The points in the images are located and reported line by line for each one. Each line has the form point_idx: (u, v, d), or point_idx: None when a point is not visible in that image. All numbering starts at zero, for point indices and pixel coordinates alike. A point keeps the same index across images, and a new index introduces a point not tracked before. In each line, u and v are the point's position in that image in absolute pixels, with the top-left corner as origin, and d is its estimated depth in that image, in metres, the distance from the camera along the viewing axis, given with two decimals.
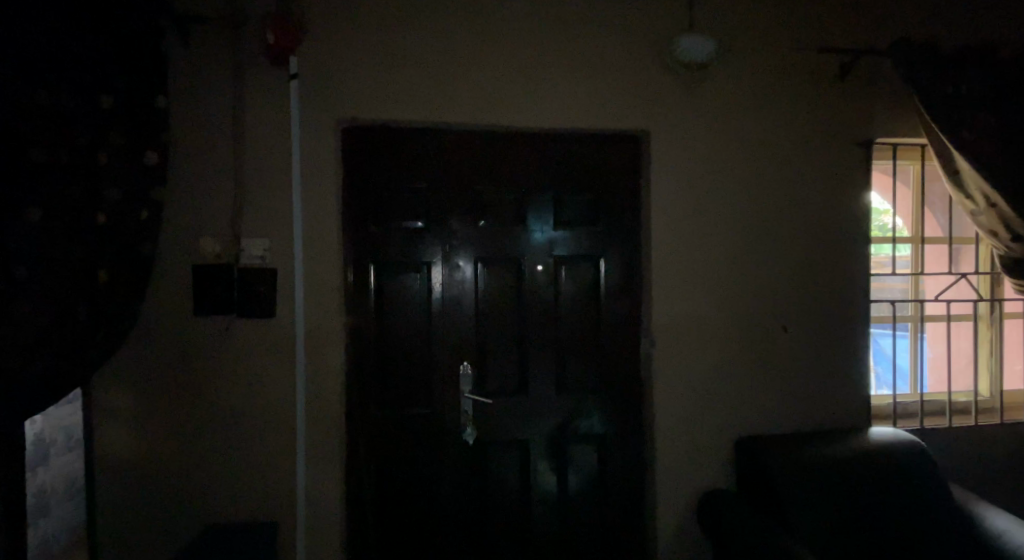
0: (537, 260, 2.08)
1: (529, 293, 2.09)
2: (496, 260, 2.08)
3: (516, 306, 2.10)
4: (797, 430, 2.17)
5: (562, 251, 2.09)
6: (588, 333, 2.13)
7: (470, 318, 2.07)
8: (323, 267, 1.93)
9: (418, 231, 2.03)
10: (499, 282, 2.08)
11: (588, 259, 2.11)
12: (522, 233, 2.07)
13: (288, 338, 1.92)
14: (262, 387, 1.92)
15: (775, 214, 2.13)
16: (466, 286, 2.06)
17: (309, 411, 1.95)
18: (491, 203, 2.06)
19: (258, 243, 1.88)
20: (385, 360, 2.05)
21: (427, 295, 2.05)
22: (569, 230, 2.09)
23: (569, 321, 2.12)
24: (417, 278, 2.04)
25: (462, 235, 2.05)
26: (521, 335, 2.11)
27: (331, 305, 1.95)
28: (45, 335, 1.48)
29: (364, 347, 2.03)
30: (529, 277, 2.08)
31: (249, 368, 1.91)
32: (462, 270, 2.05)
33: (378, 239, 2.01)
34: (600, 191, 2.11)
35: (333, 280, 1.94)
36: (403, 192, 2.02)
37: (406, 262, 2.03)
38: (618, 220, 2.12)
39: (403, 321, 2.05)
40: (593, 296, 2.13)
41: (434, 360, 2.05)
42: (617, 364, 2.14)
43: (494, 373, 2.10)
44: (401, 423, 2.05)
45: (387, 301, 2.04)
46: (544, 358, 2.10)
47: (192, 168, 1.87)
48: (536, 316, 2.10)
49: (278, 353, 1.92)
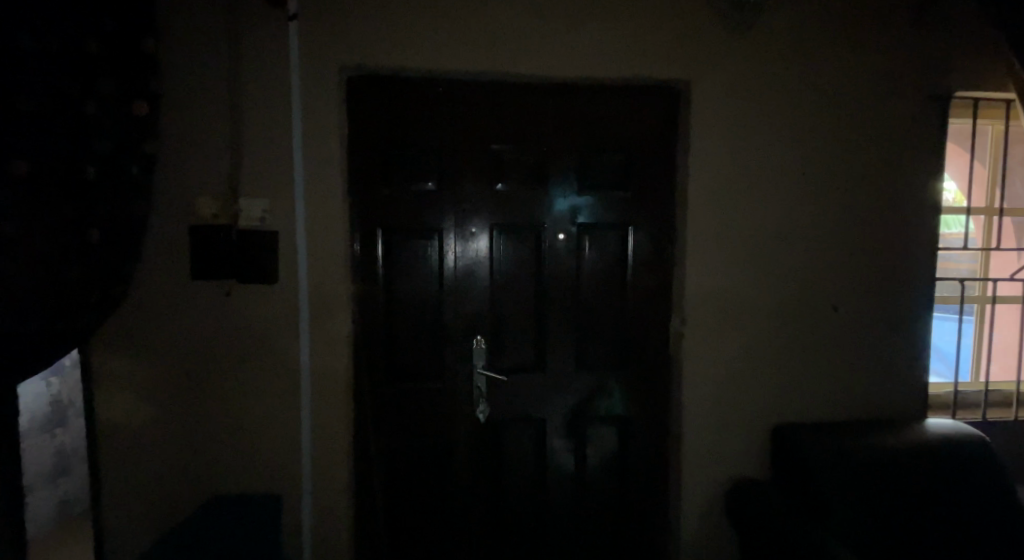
0: (558, 228, 1.90)
1: (550, 264, 1.92)
2: (514, 227, 1.90)
3: (535, 277, 1.93)
4: (841, 418, 1.98)
5: (586, 217, 1.90)
6: (613, 308, 1.96)
7: (485, 289, 1.92)
8: (326, 230, 1.79)
9: (429, 194, 1.86)
10: (515, 250, 1.91)
11: (616, 227, 1.92)
12: (543, 197, 1.89)
13: (291, 306, 1.80)
14: (264, 356, 1.82)
15: (830, 179, 1.89)
16: (480, 255, 1.90)
17: (315, 382, 1.85)
18: (510, 163, 1.88)
19: (259, 203, 1.74)
20: (394, 331, 1.92)
21: (439, 263, 1.90)
22: (595, 194, 1.90)
23: (592, 294, 1.95)
24: (429, 246, 1.89)
25: (477, 198, 1.87)
26: (540, 308, 1.95)
27: (336, 272, 1.81)
28: (40, 298, 1.38)
29: (372, 317, 1.90)
30: (549, 247, 1.91)
31: (251, 337, 1.80)
32: (477, 238, 1.89)
33: (385, 201, 1.85)
34: (632, 151, 1.90)
35: (339, 243, 1.80)
36: (413, 150, 1.85)
37: (417, 228, 1.87)
38: (650, 184, 1.91)
39: (414, 290, 1.91)
40: (620, 267, 1.94)
41: (446, 333, 1.92)
42: (644, 342, 1.96)
43: (510, 348, 1.95)
44: (410, 398, 1.94)
45: (397, 268, 1.90)
46: (564, 333, 1.95)
47: (186, 120, 1.72)
48: (555, 289, 1.93)
49: (279, 321, 1.80)
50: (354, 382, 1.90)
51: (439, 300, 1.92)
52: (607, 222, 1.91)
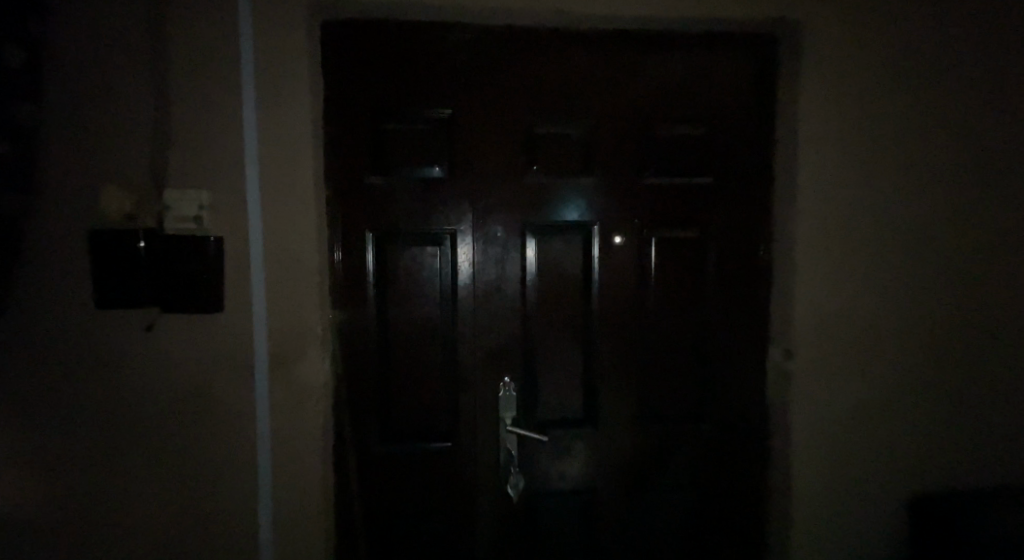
0: (614, 229, 1.39)
1: (603, 278, 1.40)
2: (553, 228, 1.39)
3: (581, 296, 1.42)
4: (996, 481, 1.47)
5: (652, 214, 1.39)
6: (688, 337, 1.44)
7: (514, 314, 1.40)
8: (292, 235, 1.27)
9: (437, 185, 1.35)
10: (554, 260, 1.40)
11: (694, 227, 1.40)
12: (593, 188, 1.38)
13: (241, 345, 1.25)
14: (204, 417, 1.25)
15: (980, 156, 1.40)
16: (507, 267, 1.38)
17: (277, 451, 1.30)
18: (547, 140, 1.37)
19: (193, 196, 1.20)
20: (390, 373, 1.40)
21: (451, 279, 1.38)
22: (664, 181, 1.38)
23: (660, 318, 1.43)
24: (438, 256, 1.37)
25: (501, 190, 1.36)
26: (588, 338, 1.43)
27: (307, 294, 1.29)
28: None
29: (358, 356, 1.37)
30: (601, 254, 1.40)
31: (182, 392, 1.24)
32: (504, 245, 1.38)
33: (377, 194, 1.34)
34: (712, 123, 1.39)
35: (310, 253, 1.28)
36: (413, 123, 1.34)
37: (421, 230, 1.36)
38: (740, 168, 1.39)
39: (416, 317, 1.39)
40: (698, 281, 1.42)
41: (461, 374, 1.40)
42: (731, 382, 1.45)
43: (550, 393, 1.44)
44: (414, 464, 1.40)
45: (393, 286, 1.38)
46: (623, 371, 1.43)
47: (85, 79, 1.18)
48: (610, 312, 1.41)
49: (224, 366, 1.25)
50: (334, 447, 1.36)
51: (451, 329, 1.40)
52: (681, 220, 1.40)
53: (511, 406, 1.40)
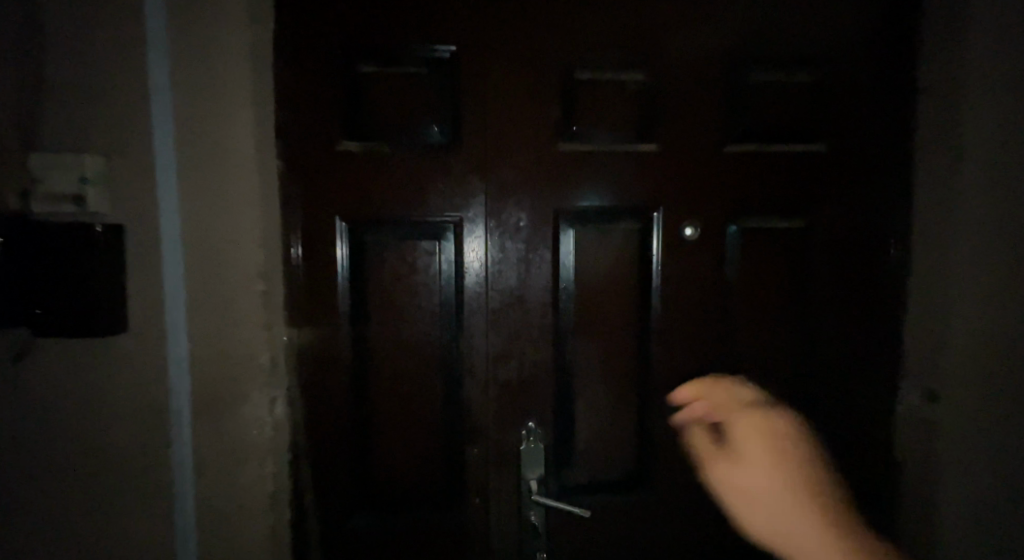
0: (686, 218, 0.99)
1: (670, 286, 1.00)
2: (602, 215, 0.98)
3: (638, 312, 1.01)
4: None
5: (741, 197, 0.99)
6: (787, 368, 1.03)
7: (542, 336, 1.01)
8: (227, 226, 0.86)
9: (438, 155, 0.95)
10: (601, 261, 1.00)
11: (797, 215, 1.00)
12: (660, 160, 0.97)
13: (152, 389, 0.84)
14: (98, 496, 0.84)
15: None
16: (535, 271, 0.99)
17: (206, 535, 0.91)
18: (596, 91, 0.95)
19: (69, 161, 0.77)
20: (371, 416, 1.02)
21: (456, 286, 0.99)
22: (759, 151, 0.98)
23: (747, 343, 1.03)
24: (438, 255, 0.98)
25: (529, 161, 0.96)
26: (646, 370, 1.03)
27: (247, 310, 0.89)
28: None
29: (326, 392, 0.99)
30: (667, 253, 0.99)
31: (50, 460, 0.82)
32: (531, 240, 0.98)
33: (351, 166, 0.94)
34: (829, 68, 0.98)
35: (251, 251, 0.88)
36: (402, 64, 0.94)
37: (413, 219, 0.96)
38: (864, 132, 0.99)
39: (407, 339, 1.00)
40: (800, 291, 1.02)
41: (469, 418, 1.02)
42: (841, 432, 1.04)
43: (592, 443, 1.04)
44: (403, 540, 1.03)
45: (374, 296, 0.98)
46: (692, 414, 1.04)
47: None
48: (677, 334, 1.02)
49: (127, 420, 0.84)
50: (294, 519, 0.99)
51: (454, 356, 1.01)
52: (782, 206, 0.99)
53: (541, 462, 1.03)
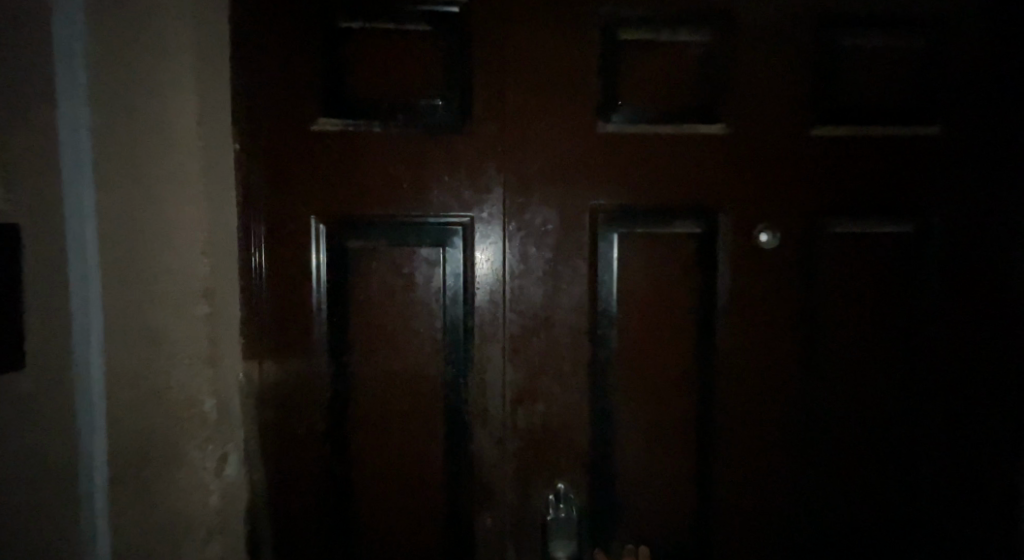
0: (762, 221, 0.77)
1: (740, 308, 0.78)
2: (654, 216, 0.76)
3: (698, 342, 0.79)
4: None
5: (831, 194, 0.78)
6: (887, 414, 0.81)
7: (576, 373, 0.78)
8: (165, 226, 0.63)
9: (446, 140, 0.73)
10: (653, 276, 0.78)
11: (901, 218, 0.79)
12: (730, 147, 0.76)
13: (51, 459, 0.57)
14: None
15: None
16: (566, 288, 0.77)
17: None
18: (650, 59, 0.75)
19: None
20: (354, 477, 0.78)
21: (464, 307, 0.76)
22: (855, 137, 0.77)
23: (836, 381, 0.80)
24: (443, 267, 0.75)
25: (563, 147, 0.75)
26: (708, 417, 0.80)
27: (187, 340, 0.66)
28: None
29: (296, 443, 0.77)
30: (737, 266, 0.78)
31: None
32: (562, 248, 0.76)
33: (328, 149, 0.72)
34: (941, 31, 0.77)
35: (193, 262, 0.66)
36: (397, 20, 0.73)
37: (411, 220, 0.74)
38: (983, 113, 0.78)
39: (402, 377, 0.77)
40: (902, 313, 0.80)
41: (481, 478, 0.79)
42: (958, 497, 0.82)
43: (637, 510, 0.81)
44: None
45: (358, 321, 0.76)
46: (766, 470, 0.81)
47: None
48: (749, 370, 0.79)
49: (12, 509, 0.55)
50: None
51: (462, 398, 0.78)
52: (881, 206, 0.78)
53: (574, 534, 0.80)
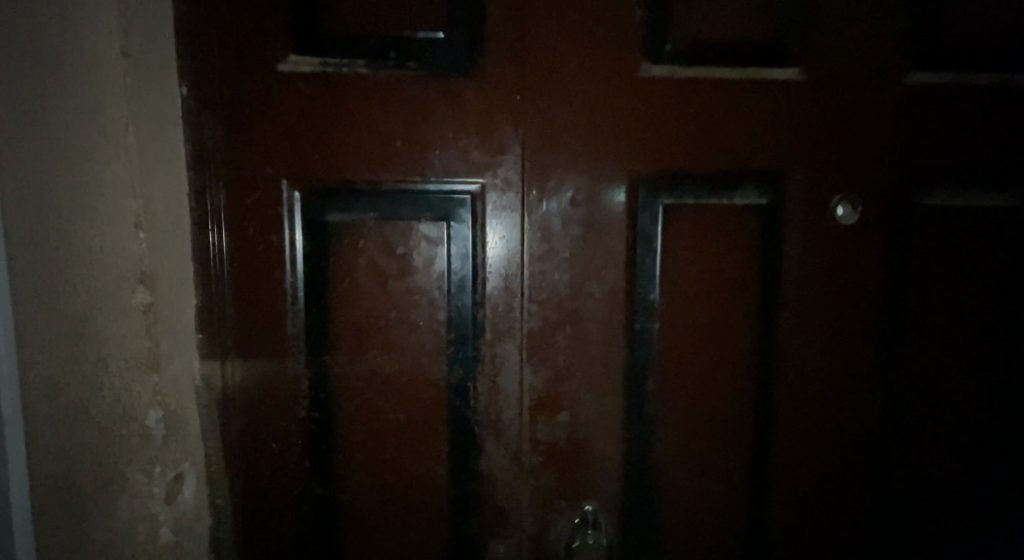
0: (839, 193, 0.63)
1: (808, 300, 0.65)
2: (707, 186, 0.62)
3: (754, 338, 0.65)
4: None
5: (924, 160, 0.64)
6: (976, 426, 0.69)
7: (608, 377, 0.65)
8: (89, 188, 0.49)
9: (452, 89, 0.58)
10: (704, 260, 0.64)
11: (1007, 189, 0.64)
12: (801, 101, 0.61)
13: None
14: None
15: None
16: (598, 275, 0.63)
17: None
18: None
19: None
20: (339, 502, 0.65)
21: (473, 296, 0.62)
22: (957, 89, 0.63)
23: (920, 388, 0.68)
24: (447, 247, 0.61)
25: (597, 97, 0.60)
26: (765, 429, 0.67)
27: (123, 340, 0.53)
28: None
29: (267, 460, 0.63)
30: (807, 249, 0.64)
31: None
32: (593, 226, 0.62)
33: (302, 98, 0.57)
34: None
35: (126, 238, 0.52)
36: None
37: (407, 188, 0.60)
38: None
39: (396, 383, 0.63)
40: (1001, 302, 0.67)
41: (492, 503, 0.66)
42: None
43: (675, 534, 0.69)
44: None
45: (342, 315, 0.61)
46: (827, 486, 0.69)
47: None
48: (815, 374, 0.67)
49: None
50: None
51: (470, 409, 0.64)
52: (985, 175, 0.64)
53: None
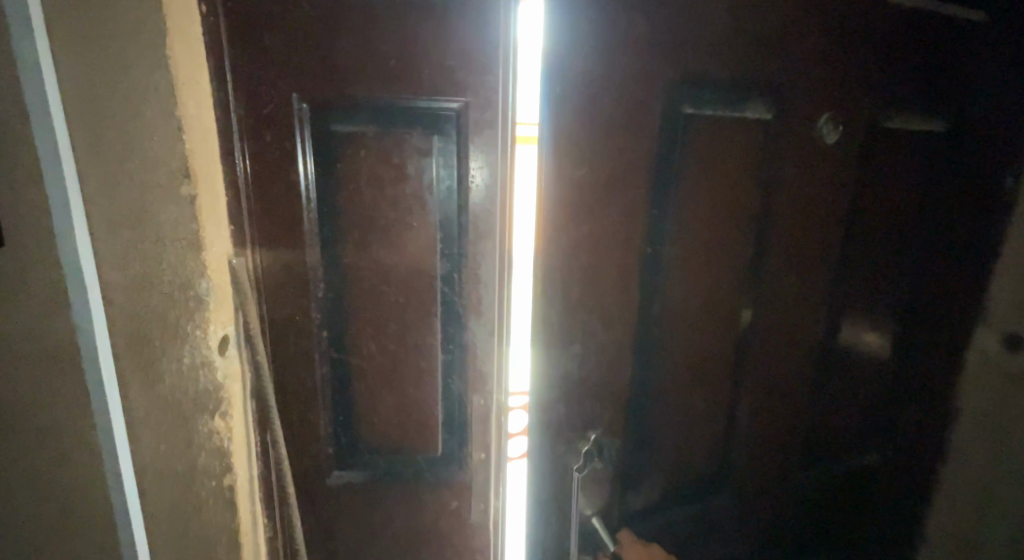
0: (827, 113, 0.69)
1: (790, 218, 0.72)
2: (721, 101, 0.64)
3: (746, 253, 0.72)
4: None
5: (880, 89, 0.70)
6: (889, 328, 0.81)
7: (605, 293, 0.70)
8: (140, 100, 0.58)
9: (441, 18, 0.66)
10: (704, 183, 0.67)
11: (937, 117, 0.72)
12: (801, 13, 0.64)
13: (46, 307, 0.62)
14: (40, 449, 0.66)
15: None
16: (613, 194, 0.66)
17: (161, 503, 0.71)
18: None
19: None
20: (353, 362, 0.81)
21: (457, 202, 0.73)
22: (908, 17, 0.67)
23: (856, 296, 0.78)
24: (434, 159, 0.71)
25: (611, 10, 0.59)
26: (744, 339, 0.76)
27: (177, 223, 0.63)
28: None
29: (296, 332, 0.78)
30: (801, 166, 0.70)
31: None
32: (610, 143, 0.64)
33: (310, 24, 0.65)
34: None
35: (169, 137, 0.60)
36: None
37: (401, 105, 0.68)
38: None
39: (396, 271, 0.76)
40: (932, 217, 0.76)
41: (475, 369, 0.82)
42: (976, 445, 0.81)
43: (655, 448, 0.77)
44: (400, 501, 0.89)
45: (349, 214, 0.73)
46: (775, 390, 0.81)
47: None
48: (786, 285, 0.75)
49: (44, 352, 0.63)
50: (266, 483, 0.83)
51: (456, 294, 0.78)
52: (921, 102, 0.71)
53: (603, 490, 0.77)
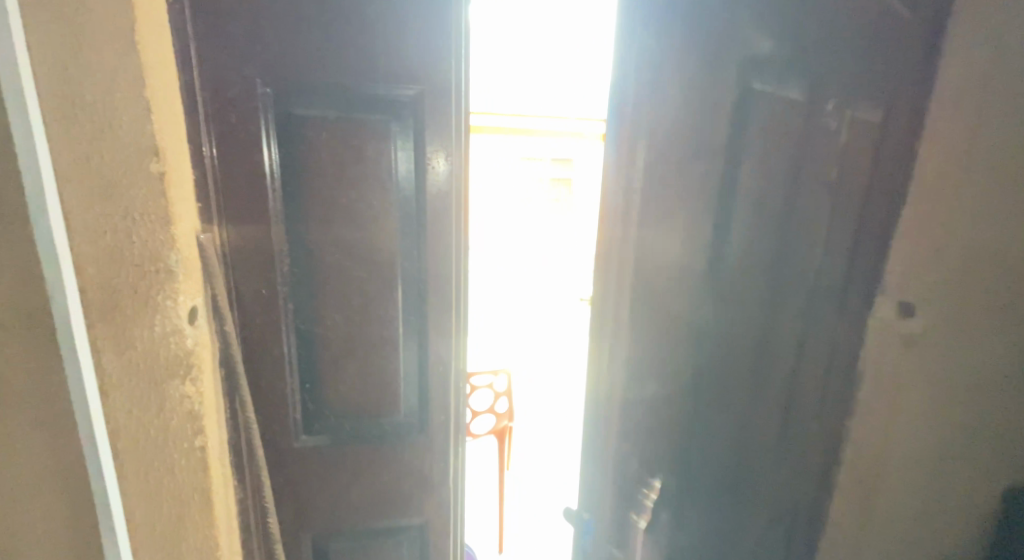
0: (836, 94, 0.75)
1: (799, 195, 0.78)
2: (779, 80, 0.72)
3: (781, 226, 0.80)
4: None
5: (859, 76, 0.75)
6: (831, 309, 0.88)
7: (676, 267, 0.76)
8: (111, 82, 0.62)
9: (397, 20, 0.76)
10: (769, 154, 0.75)
11: (882, 107, 0.78)
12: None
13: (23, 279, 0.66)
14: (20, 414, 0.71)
15: None
16: (699, 161, 0.72)
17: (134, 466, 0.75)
18: None
19: None
20: (317, 332, 0.87)
21: (415, 182, 0.83)
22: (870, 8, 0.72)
23: (827, 272, 0.85)
24: (394, 143, 0.80)
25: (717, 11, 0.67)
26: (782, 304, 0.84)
27: (146, 200, 0.67)
28: None
29: (262, 305, 0.83)
30: (820, 141, 0.76)
31: None
32: (701, 115, 0.70)
33: (275, 21, 0.72)
34: None
35: (138, 115, 0.64)
36: None
37: (362, 94, 0.77)
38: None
39: (358, 246, 0.83)
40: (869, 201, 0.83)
41: (434, 336, 0.91)
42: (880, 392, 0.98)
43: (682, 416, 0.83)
44: (364, 463, 0.96)
45: (314, 193, 0.80)
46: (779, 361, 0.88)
47: None
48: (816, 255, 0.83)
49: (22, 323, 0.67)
50: (235, 451, 0.87)
51: (415, 267, 0.87)
52: (872, 90, 0.76)
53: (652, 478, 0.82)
